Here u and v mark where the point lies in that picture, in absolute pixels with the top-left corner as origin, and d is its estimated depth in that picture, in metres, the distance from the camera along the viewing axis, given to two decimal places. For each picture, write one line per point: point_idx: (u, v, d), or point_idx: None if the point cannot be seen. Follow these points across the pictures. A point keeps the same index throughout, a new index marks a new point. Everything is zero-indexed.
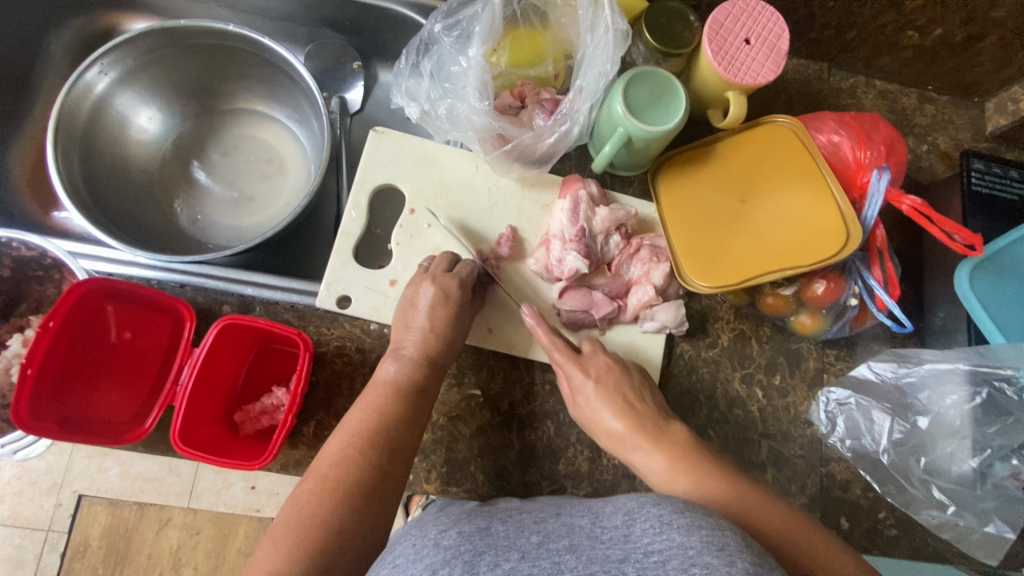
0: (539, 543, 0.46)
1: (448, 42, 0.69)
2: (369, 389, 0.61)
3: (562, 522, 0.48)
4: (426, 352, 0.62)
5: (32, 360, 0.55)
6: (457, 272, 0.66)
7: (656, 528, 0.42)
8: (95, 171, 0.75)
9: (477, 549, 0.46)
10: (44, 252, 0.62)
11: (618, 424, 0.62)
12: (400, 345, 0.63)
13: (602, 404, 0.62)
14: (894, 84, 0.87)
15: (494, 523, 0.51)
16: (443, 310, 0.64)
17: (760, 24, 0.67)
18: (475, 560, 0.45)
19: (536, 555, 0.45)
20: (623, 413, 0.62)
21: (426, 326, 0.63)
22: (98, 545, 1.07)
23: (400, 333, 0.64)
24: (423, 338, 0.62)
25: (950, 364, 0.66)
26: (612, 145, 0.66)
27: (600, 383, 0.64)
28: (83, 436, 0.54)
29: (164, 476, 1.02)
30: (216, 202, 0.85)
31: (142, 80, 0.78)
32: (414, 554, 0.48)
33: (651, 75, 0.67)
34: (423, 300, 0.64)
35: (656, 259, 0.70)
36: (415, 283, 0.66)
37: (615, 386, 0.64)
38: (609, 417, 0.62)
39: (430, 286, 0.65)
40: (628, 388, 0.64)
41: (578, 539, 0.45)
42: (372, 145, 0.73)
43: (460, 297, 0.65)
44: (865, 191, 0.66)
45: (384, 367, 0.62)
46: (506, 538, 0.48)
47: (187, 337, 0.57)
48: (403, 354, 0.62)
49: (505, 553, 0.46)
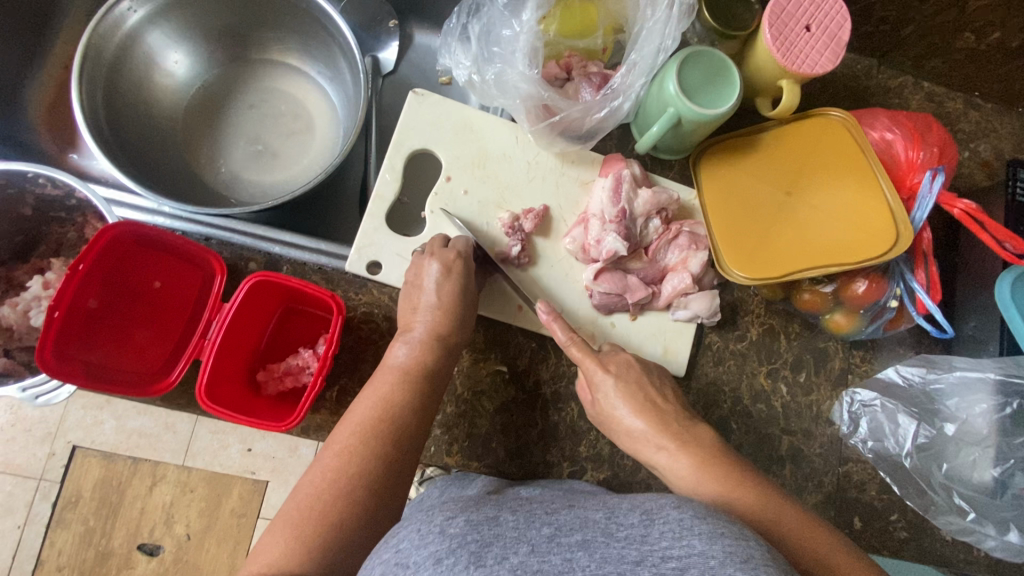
0: (550, 536, 0.41)
1: (500, 4, 0.65)
2: (379, 374, 0.58)
3: (574, 515, 0.43)
4: (436, 332, 0.59)
5: (60, 301, 0.53)
6: (455, 246, 0.64)
7: (676, 533, 0.37)
8: (118, 111, 0.72)
9: (484, 539, 0.40)
10: (71, 192, 0.59)
11: (602, 366, 0.62)
12: (409, 328, 0.60)
13: (621, 399, 0.60)
14: (942, 87, 0.85)
15: (504, 512, 0.44)
16: (449, 285, 0.61)
17: (823, 12, 0.65)
18: (481, 552, 0.39)
19: (546, 550, 0.39)
20: (644, 411, 0.59)
21: (432, 302, 0.60)
22: (90, 497, 0.95)
23: (408, 316, 0.61)
24: (434, 317, 0.60)
25: (981, 372, 0.65)
26: (660, 126, 0.64)
27: (619, 379, 0.61)
28: (107, 385, 0.52)
29: (161, 433, 0.96)
30: (242, 155, 0.83)
31: (173, 20, 0.74)
32: (418, 540, 0.42)
33: (707, 55, 0.64)
34: (428, 278, 0.61)
35: (694, 246, 0.69)
36: (416, 262, 0.64)
37: (608, 339, 0.65)
38: (627, 414, 0.60)
39: (432, 262, 0.62)
40: (650, 391, 0.62)
41: (593, 535, 0.40)
42: (411, 108, 0.70)
43: (457, 269, 0.62)
44: (915, 191, 0.65)
45: (394, 350, 0.59)
46: (515, 529, 0.42)
47: (217, 291, 0.55)
48: (413, 337, 0.59)
49: (513, 545, 0.40)
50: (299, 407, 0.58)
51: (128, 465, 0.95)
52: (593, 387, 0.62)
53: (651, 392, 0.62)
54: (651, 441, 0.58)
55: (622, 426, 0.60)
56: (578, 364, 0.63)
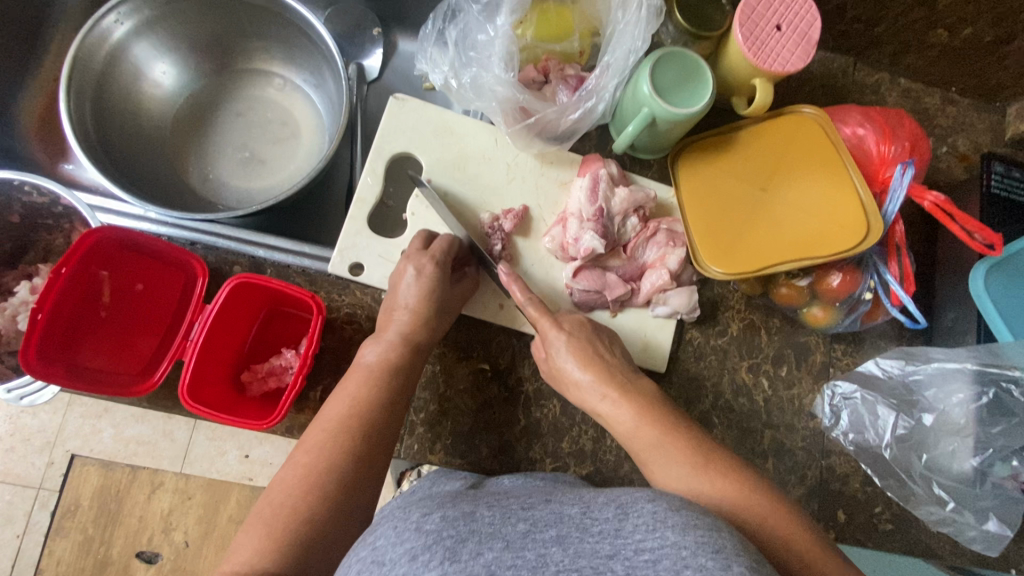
0: (525, 532, 0.41)
1: (475, 10, 0.67)
2: (351, 373, 0.59)
3: (550, 509, 0.43)
4: (408, 334, 0.61)
5: (43, 304, 0.55)
6: (432, 251, 0.64)
7: (649, 526, 0.38)
8: (105, 121, 0.74)
9: (460, 535, 0.41)
10: (56, 199, 0.61)
11: (583, 376, 0.60)
12: (383, 330, 0.62)
13: (568, 354, 0.61)
14: (918, 83, 0.87)
15: (480, 508, 0.45)
16: (418, 286, 0.62)
17: (792, 11, 0.66)
18: (457, 548, 0.40)
19: (521, 545, 0.40)
20: (590, 364, 0.60)
21: (410, 305, 0.62)
22: (89, 505, 0.96)
23: (385, 319, 0.62)
24: (405, 319, 0.61)
25: (957, 363, 0.65)
26: (635, 126, 0.65)
27: (572, 337, 0.62)
28: (89, 386, 0.54)
29: (158, 439, 0.98)
30: (229, 162, 0.84)
31: (159, 31, 0.76)
32: (394, 537, 0.43)
33: (679, 56, 0.65)
34: (404, 281, 0.63)
35: (672, 243, 0.70)
36: (398, 269, 0.65)
37: (586, 340, 0.62)
38: (575, 369, 0.60)
39: (407, 266, 0.64)
40: (599, 348, 0.63)
41: (567, 530, 0.40)
42: (392, 113, 0.72)
43: (435, 272, 0.63)
44: (887, 185, 0.66)
45: (365, 351, 0.60)
46: (491, 525, 0.42)
47: (199, 292, 0.56)
48: (385, 338, 0.61)
49: (488, 540, 0.41)
50: (280, 406, 0.59)
51: (126, 472, 0.96)
52: (546, 344, 0.63)
53: (641, 401, 0.58)
54: (600, 394, 0.59)
55: (570, 379, 0.61)
56: (552, 369, 0.63)
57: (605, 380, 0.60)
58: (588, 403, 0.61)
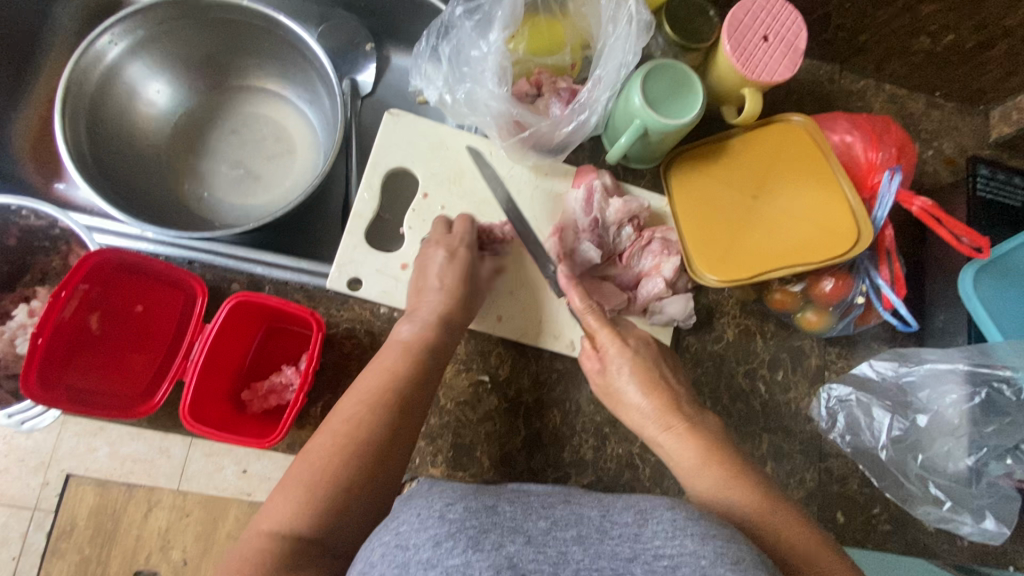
0: (546, 529, 0.41)
1: (468, 27, 0.68)
2: (384, 349, 0.61)
3: (570, 510, 0.44)
4: (440, 314, 0.63)
5: (43, 329, 0.55)
6: (458, 230, 0.68)
7: (669, 532, 0.39)
8: (101, 141, 0.74)
9: (483, 525, 0.40)
10: (53, 222, 0.61)
11: (644, 400, 0.61)
12: (415, 309, 0.64)
13: (633, 380, 0.62)
14: (903, 89, 0.88)
15: (501, 502, 0.44)
16: (451, 268, 0.65)
17: (779, 22, 0.67)
18: (480, 538, 0.39)
19: (543, 541, 0.40)
20: (655, 392, 0.61)
21: (438, 285, 0.64)
22: (86, 526, 0.88)
23: (414, 299, 0.65)
24: (438, 296, 0.63)
25: (950, 364, 0.66)
26: (628, 137, 0.66)
27: (638, 356, 0.63)
28: (90, 409, 0.54)
29: (155, 457, 0.91)
30: (225, 179, 0.84)
31: (153, 51, 0.77)
32: (417, 523, 0.42)
33: (670, 67, 0.66)
34: (433, 262, 0.66)
35: (667, 252, 0.70)
36: (424, 252, 0.67)
37: (652, 361, 0.64)
38: (636, 393, 0.61)
39: (438, 248, 0.66)
40: (665, 374, 0.63)
41: (587, 531, 0.41)
42: (387, 128, 0.72)
43: (465, 253, 0.66)
44: (875, 191, 0.68)
45: (398, 327, 0.62)
46: (512, 519, 0.42)
47: (198, 312, 0.56)
48: (417, 317, 0.63)
49: (510, 534, 0.40)
50: (282, 424, 0.59)
51: (123, 491, 0.92)
52: (604, 359, 0.64)
53: (707, 436, 0.58)
54: (659, 423, 0.60)
55: (631, 406, 0.62)
56: (608, 389, 0.64)
57: (672, 412, 0.60)
58: (648, 433, 0.61)
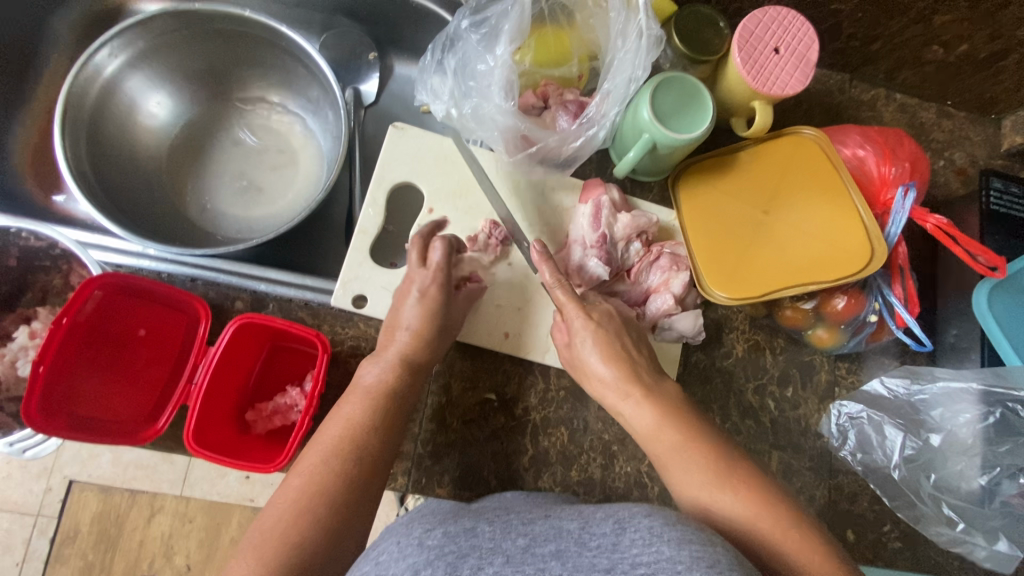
0: (525, 546, 0.40)
1: (475, 39, 0.67)
2: (349, 394, 0.58)
3: (549, 525, 0.43)
4: (404, 354, 0.60)
5: (44, 357, 0.54)
6: (432, 262, 0.65)
7: (646, 540, 0.37)
8: (101, 156, 0.74)
9: (461, 551, 0.40)
10: (53, 243, 0.60)
11: (606, 370, 0.60)
12: (384, 350, 0.61)
13: (594, 348, 0.61)
14: (914, 98, 0.87)
15: (480, 524, 0.45)
16: (424, 305, 0.62)
17: (790, 34, 0.66)
18: (458, 563, 0.39)
19: (521, 559, 0.39)
20: (614, 359, 0.60)
21: (410, 325, 0.61)
22: (88, 531, 0.97)
23: (385, 340, 0.62)
24: (408, 336, 0.60)
25: (963, 382, 0.66)
26: (636, 152, 0.65)
27: (599, 329, 0.61)
28: (95, 437, 0.53)
29: (157, 463, 0.99)
30: (227, 192, 0.83)
31: (153, 63, 0.76)
32: (397, 553, 0.42)
33: (679, 81, 0.65)
34: (408, 300, 0.63)
35: (676, 267, 0.69)
36: (401, 285, 0.65)
37: (612, 333, 0.62)
38: (596, 362, 0.60)
39: (410, 285, 0.63)
40: (627, 342, 0.62)
41: (566, 545, 0.40)
42: (392, 141, 0.71)
43: (437, 291, 0.63)
44: (888, 207, 0.66)
45: (364, 371, 0.59)
46: (491, 540, 0.42)
47: (201, 336, 0.56)
48: (385, 358, 0.60)
49: (488, 555, 0.40)
50: (287, 446, 0.59)
51: (126, 497, 0.98)
52: (571, 332, 0.63)
53: (664, 403, 0.58)
54: (620, 393, 0.59)
55: (594, 372, 0.61)
56: (575, 359, 0.63)
57: (629, 380, 0.59)
58: (608, 399, 0.61)
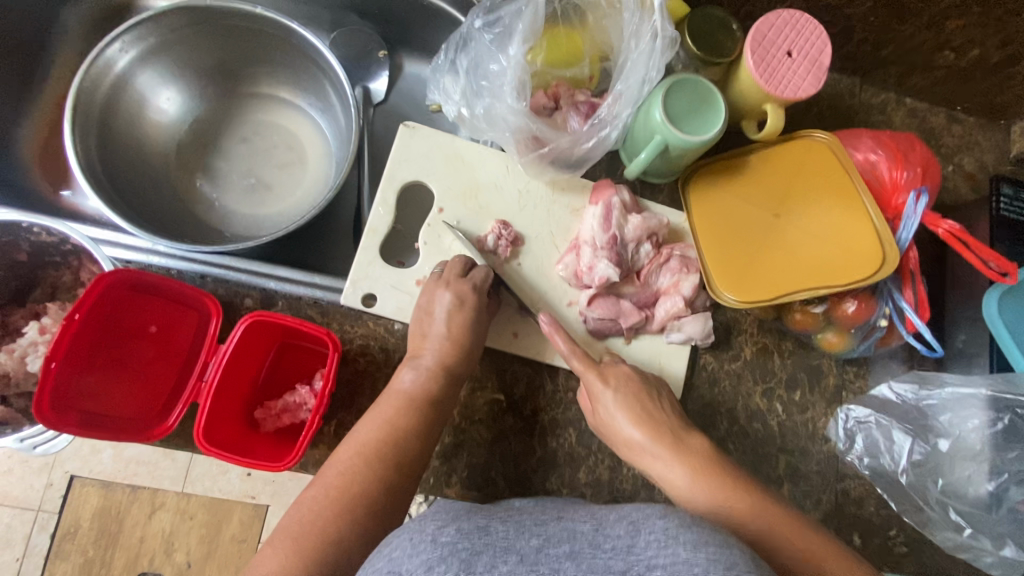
0: (539, 547, 0.40)
1: (488, 39, 0.67)
2: (383, 398, 0.59)
3: (563, 526, 0.43)
4: (443, 362, 0.60)
5: (56, 352, 0.54)
6: (472, 277, 0.64)
7: (662, 542, 0.37)
8: (111, 151, 0.73)
9: (475, 548, 0.40)
10: (65, 238, 0.60)
11: (635, 434, 0.60)
12: (418, 354, 0.61)
13: (622, 415, 0.61)
14: (924, 102, 0.87)
15: (494, 523, 0.45)
16: (459, 316, 0.61)
17: (804, 38, 0.66)
18: (472, 560, 0.39)
19: (535, 560, 0.39)
20: (643, 422, 0.61)
21: (444, 333, 0.61)
22: (89, 527, 0.96)
23: (417, 343, 0.62)
24: (443, 347, 0.60)
25: (972, 388, 0.66)
26: (648, 153, 0.65)
27: (619, 392, 0.62)
28: (106, 433, 0.53)
29: (159, 460, 0.99)
30: (235, 189, 0.83)
31: (164, 59, 0.76)
32: (410, 549, 0.41)
33: (692, 83, 0.65)
34: (439, 307, 0.62)
35: (685, 269, 0.70)
36: (429, 291, 0.64)
37: (634, 396, 0.63)
38: (625, 425, 0.61)
39: (444, 292, 0.63)
40: (650, 406, 0.62)
41: (581, 547, 0.40)
42: (403, 141, 0.71)
43: (474, 302, 0.62)
44: (900, 212, 0.66)
45: (400, 376, 0.59)
46: (505, 539, 0.42)
47: (212, 333, 0.56)
48: (421, 364, 0.60)
49: (503, 555, 0.40)
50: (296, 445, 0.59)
51: (127, 493, 0.97)
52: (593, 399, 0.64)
53: (695, 459, 0.58)
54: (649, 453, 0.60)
55: (623, 439, 0.62)
56: (600, 423, 0.64)
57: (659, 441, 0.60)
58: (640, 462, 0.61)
